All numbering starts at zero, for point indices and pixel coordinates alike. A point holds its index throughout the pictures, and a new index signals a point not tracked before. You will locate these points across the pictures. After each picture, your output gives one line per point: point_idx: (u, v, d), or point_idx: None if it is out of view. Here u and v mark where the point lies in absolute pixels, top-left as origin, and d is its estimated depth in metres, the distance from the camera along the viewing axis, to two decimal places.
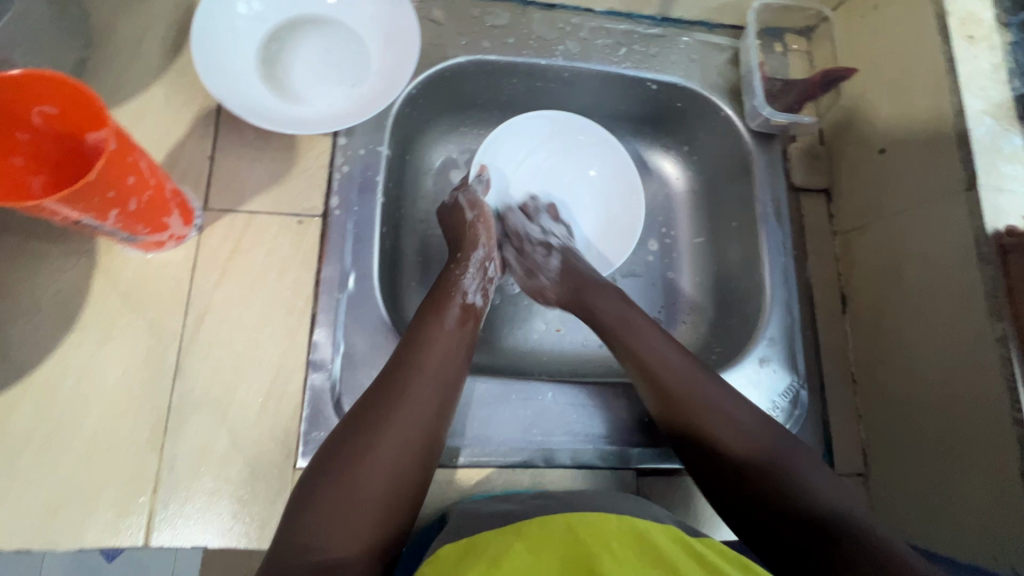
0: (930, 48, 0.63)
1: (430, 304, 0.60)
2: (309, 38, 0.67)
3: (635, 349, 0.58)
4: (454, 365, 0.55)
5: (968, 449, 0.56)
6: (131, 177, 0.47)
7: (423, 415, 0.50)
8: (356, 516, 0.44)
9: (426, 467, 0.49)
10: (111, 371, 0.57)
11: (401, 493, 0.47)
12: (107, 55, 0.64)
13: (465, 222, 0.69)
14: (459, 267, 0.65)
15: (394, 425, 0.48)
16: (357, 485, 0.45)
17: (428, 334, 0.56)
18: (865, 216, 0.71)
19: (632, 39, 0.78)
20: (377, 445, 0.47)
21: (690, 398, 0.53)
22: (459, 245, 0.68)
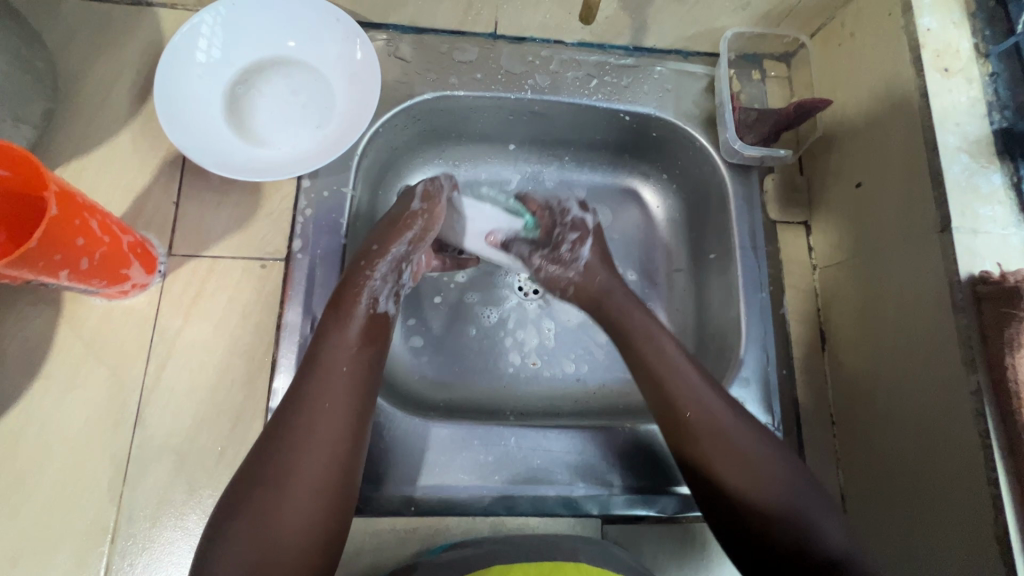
0: (905, 81, 0.60)
1: (332, 315, 0.57)
2: (273, 81, 0.68)
3: (663, 378, 0.59)
4: (357, 392, 0.54)
5: (942, 493, 0.54)
6: (80, 239, 0.48)
7: (324, 455, 0.50)
8: (271, 571, 0.45)
9: (340, 508, 0.50)
10: (73, 419, 0.58)
11: (315, 541, 0.48)
12: (75, 104, 0.65)
13: (391, 218, 0.65)
14: (369, 265, 0.61)
15: (300, 471, 0.48)
16: (268, 538, 0.46)
17: (328, 358, 0.54)
18: (843, 252, 0.68)
19: (604, 70, 0.76)
20: (284, 496, 0.47)
21: (713, 435, 0.55)
22: (379, 238, 0.63)
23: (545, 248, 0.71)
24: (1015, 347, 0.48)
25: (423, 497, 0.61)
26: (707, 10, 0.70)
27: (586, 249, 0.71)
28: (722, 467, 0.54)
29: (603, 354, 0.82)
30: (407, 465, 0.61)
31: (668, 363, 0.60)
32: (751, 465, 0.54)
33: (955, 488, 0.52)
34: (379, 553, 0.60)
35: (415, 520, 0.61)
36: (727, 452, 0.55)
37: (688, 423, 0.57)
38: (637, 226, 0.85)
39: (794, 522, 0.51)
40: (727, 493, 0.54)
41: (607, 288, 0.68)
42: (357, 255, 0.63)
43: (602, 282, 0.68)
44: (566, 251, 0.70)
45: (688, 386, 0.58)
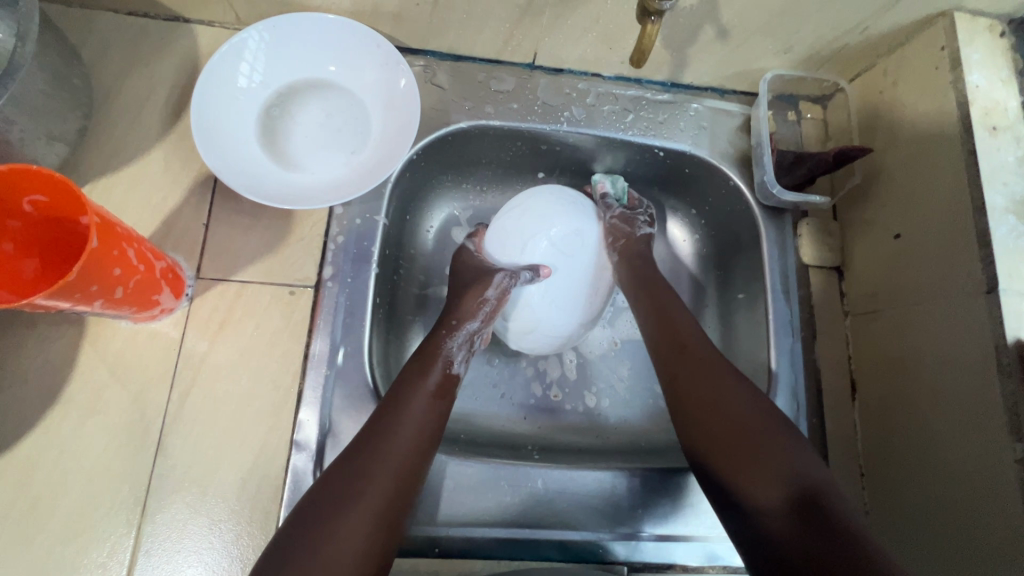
0: (950, 137, 0.60)
1: (415, 365, 0.61)
2: (309, 104, 0.67)
3: (673, 331, 0.65)
4: (423, 433, 0.57)
5: (977, 547, 0.53)
6: (118, 269, 0.47)
7: (387, 488, 0.53)
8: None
9: (387, 543, 0.52)
10: (93, 446, 0.56)
11: (363, 572, 0.49)
12: (107, 121, 0.64)
13: (468, 287, 0.68)
14: (449, 334, 0.65)
15: (365, 499, 0.51)
16: (322, 560, 0.48)
17: (406, 402, 0.58)
18: (877, 301, 0.68)
19: (640, 105, 0.76)
20: (346, 517, 0.50)
21: (704, 372, 0.60)
22: (453, 311, 0.67)
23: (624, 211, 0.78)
24: None
25: (446, 538, 0.60)
26: (749, 53, 0.70)
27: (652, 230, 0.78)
28: (710, 405, 0.58)
29: (624, 389, 0.80)
30: (430, 503, 0.60)
31: (677, 319, 0.66)
32: (735, 402, 0.57)
33: (986, 536, 0.53)
34: None
35: (437, 561, 0.60)
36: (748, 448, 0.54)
37: (689, 366, 0.61)
38: (664, 261, 0.83)
39: (767, 452, 0.53)
40: (711, 434, 0.56)
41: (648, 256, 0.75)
42: (436, 326, 0.67)
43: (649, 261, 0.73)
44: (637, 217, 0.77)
45: (686, 340, 0.64)
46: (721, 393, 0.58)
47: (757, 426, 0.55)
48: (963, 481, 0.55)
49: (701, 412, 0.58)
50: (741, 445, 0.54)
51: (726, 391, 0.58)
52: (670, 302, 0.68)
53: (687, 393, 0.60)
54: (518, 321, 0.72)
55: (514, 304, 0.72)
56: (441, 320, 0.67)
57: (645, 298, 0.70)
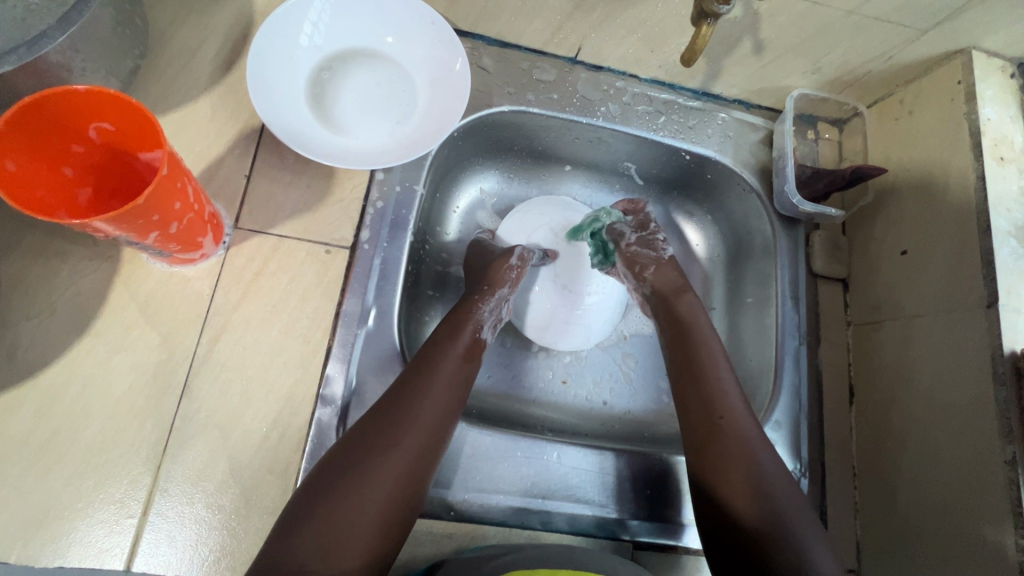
0: (962, 163, 0.65)
1: (447, 326, 0.64)
2: (359, 71, 0.68)
3: (705, 396, 0.61)
4: (450, 404, 0.58)
5: (964, 540, 0.57)
6: (178, 203, 0.48)
7: (417, 442, 0.54)
8: (347, 539, 0.48)
9: (414, 497, 0.53)
10: (119, 382, 0.56)
11: (391, 520, 0.51)
12: (158, 65, 0.64)
13: (499, 256, 0.71)
14: (482, 298, 0.67)
15: (395, 451, 0.53)
16: (353, 503, 0.49)
17: (438, 361, 0.59)
18: (881, 313, 0.72)
19: (672, 109, 0.80)
20: (377, 467, 0.51)
21: (734, 445, 0.58)
22: (486, 278, 0.69)
23: (641, 234, 0.73)
24: None
25: (458, 502, 0.61)
26: (780, 69, 0.74)
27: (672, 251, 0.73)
28: (735, 484, 0.56)
29: (629, 380, 0.82)
30: (447, 468, 0.62)
31: (716, 382, 0.62)
32: (764, 485, 0.56)
33: (972, 532, 0.56)
34: (411, 554, 0.59)
35: (451, 525, 0.60)
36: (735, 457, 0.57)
37: (716, 443, 0.58)
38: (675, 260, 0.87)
39: (795, 551, 0.52)
40: (736, 517, 0.55)
41: (678, 281, 0.70)
42: (469, 292, 0.69)
43: (687, 297, 0.69)
44: (660, 239, 0.72)
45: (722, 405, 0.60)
46: (749, 475, 0.56)
47: (784, 520, 0.54)
48: (954, 479, 0.59)
49: (708, 460, 0.58)
50: (765, 536, 0.53)
51: (758, 479, 0.56)
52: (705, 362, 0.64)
53: (710, 468, 0.58)
54: (532, 297, 0.77)
55: (529, 282, 0.77)
56: (474, 286, 0.69)
57: (675, 356, 0.66)
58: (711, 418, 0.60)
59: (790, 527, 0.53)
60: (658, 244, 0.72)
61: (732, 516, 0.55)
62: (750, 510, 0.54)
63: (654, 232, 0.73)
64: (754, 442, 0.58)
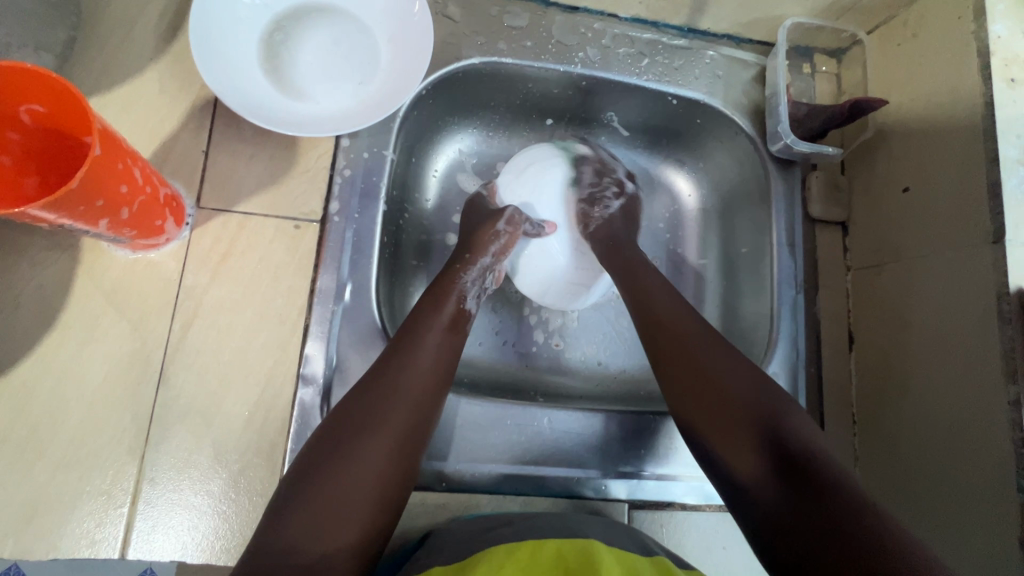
0: (966, 88, 0.60)
1: (431, 298, 0.61)
2: (313, 29, 0.63)
3: (683, 360, 0.55)
4: (437, 376, 0.56)
5: (967, 483, 0.56)
6: (124, 186, 0.46)
7: (404, 415, 0.52)
8: (340, 517, 0.46)
9: (404, 473, 0.51)
10: (92, 375, 0.55)
11: (382, 497, 0.48)
12: (97, 37, 0.60)
13: (481, 224, 0.69)
14: (464, 269, 0.65)
15: (382, 425, 0.51)
16: (341, 487, 0.46)
17: (423, 330, 0.58)
18: (883, 256, 0.69)
19: (656, 50, 0.74)
20: (364, 442, 0.49)
21: (711, 392, 0.52)
22: (468, 246, 0.68)
23: (589, 191, 0.74)
24: None
25: (451, 474, 0.61)
26: None
27: (621, 202, 0.76)
28: (740, 457, 0.49)
29: (624, 339, 0.79)
30: (438, 440, 0.61)
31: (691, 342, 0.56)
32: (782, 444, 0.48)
33: (975, 473, 0.55)
34: (405, 528, 0.59)
35: (443, 497, 0.60)
36: (722, 418, 0.51)
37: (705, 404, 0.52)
38: (667, 212, 0.83)
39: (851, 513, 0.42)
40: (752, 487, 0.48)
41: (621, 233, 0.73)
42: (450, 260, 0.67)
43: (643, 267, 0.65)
44: (604, 200, 0.75)
45: (693, 349, 0.55)
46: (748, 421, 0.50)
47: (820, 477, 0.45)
48: (962, 421, 0.57)
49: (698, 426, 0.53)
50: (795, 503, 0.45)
51: (764, 431, 0.49)
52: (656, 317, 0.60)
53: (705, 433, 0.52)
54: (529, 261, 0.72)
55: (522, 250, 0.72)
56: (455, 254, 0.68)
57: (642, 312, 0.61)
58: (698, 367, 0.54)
59: (828, 487, 0.44)
60: (603, 202, 0.75)
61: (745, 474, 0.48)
62: (766, 477, 0.47)
63: (602, 190, 0.75)
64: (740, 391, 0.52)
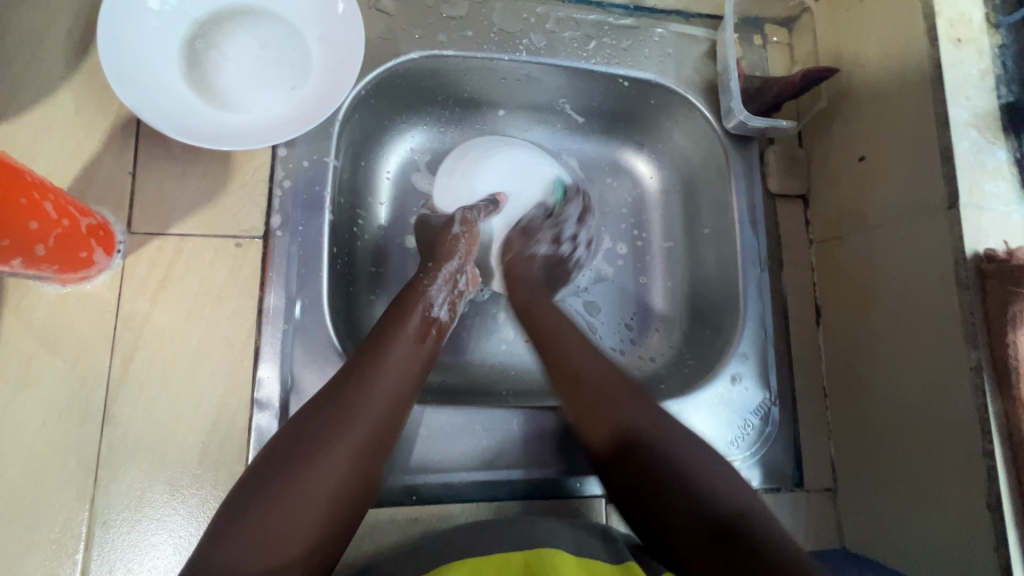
0: (914, 51, 0.59)
1: (394, 310, 0.58)
2: (237, 34, 0.59)
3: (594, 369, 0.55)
4: (405, 387, 0.53)
5: (937, 450, 0.55)
6: (34, 222, 0.43)
7: (369, 428, 0.48)
8: (290, 534, 0.41)
9: (364, 488, 0.47)
10: (30, 420, 0.52)
11: (338, 512, 0.45)
12: (2, 59, 0.56)
13: (442, 229, 0.68)
14: (428, 277, 0.63)
15: (344, 436, 0.46)
16: (294, 501, 0.42)
17: (389, 342, 0.54)
18: (844, 227, 0.68)
19: (603, 31, 0.72)
20: (322, 455, 0.45)
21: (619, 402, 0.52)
22: (432, 254, 0.66)
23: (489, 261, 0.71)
24: (1017, 324, 0.49)
25: (422, 487, 0.59)
26: None
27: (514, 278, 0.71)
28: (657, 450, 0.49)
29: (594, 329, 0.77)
30: (405, 453, 0.59)
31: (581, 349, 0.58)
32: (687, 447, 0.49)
33: (944, 440, 0.55)
34: (378, 546, 0.57)
35: (415, 510, 0.59)
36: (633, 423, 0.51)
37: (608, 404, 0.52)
38: (628, 197, 0.82)
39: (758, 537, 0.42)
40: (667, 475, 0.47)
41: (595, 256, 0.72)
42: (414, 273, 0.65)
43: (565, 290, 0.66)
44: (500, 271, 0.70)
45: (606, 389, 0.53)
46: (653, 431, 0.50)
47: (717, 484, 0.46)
48: (937, 382, 0.56)
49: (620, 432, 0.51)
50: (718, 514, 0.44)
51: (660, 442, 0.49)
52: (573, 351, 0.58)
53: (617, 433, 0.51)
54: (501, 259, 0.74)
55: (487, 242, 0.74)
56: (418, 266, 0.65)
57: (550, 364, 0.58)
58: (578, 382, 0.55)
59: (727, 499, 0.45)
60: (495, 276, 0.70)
61: (654, 483, 0.47)
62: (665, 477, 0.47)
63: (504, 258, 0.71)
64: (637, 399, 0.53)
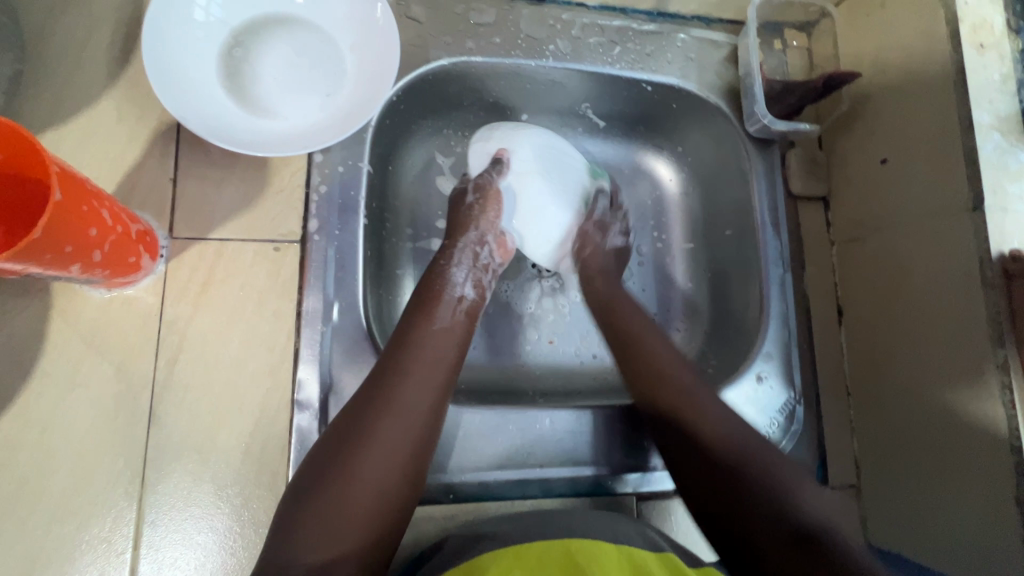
0: (937, 55, 0.60)
1: (422, 297, 0.59)
2: (274, 42, 0.61)
3: (655, 365, 0.58)
4: (439, 378, 0.52)
5: (963, 441, 0.57)
6: (93, 230, 0.44)
7: (407, 424, 0.48)
8: (340, 533, 0.43)
9: (410, 483, 0.47)
10: (79, 421, 0.53)
11: (385, 509, 0.45)
12: (46, 68, 0.57)
13: (457, 205, 0.69)
14: (446, 257, 0.64)
15: (383, 434, 0.47)
16: (339, 503, 0.43)
17: (418, 334, 0.54)
18: (865, 228, 0.70)
19: (626, 36, 0.73)
20: (364, 456, 0.45)
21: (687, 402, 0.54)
22: (449, 232, 0.67)
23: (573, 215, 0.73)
24: None
25: (457, 485, 0.61)
26: None
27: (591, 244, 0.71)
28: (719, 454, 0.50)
29: None
30: (440, 452, 0.60)
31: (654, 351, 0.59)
32: (748, 449, 0.50)
33: (971, 431, 0.56)
34: (416, 540, 0.59)
35: (452, 507, 0.60)
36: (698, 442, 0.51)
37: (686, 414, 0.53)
38: (649, 199, 0.83)
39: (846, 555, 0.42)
40: (732, 480, 0.48)
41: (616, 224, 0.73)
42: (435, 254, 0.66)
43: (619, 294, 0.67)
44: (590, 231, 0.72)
45: (688, 394, 0.55)
46: (743, 452, 0.49)
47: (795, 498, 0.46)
48: (963, 376, 0.57)
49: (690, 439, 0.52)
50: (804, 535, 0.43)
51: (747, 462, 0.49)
52: (662, 349, 0.59)
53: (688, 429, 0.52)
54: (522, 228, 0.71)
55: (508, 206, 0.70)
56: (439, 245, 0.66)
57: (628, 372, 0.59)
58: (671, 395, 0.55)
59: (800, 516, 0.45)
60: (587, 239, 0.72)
61: (724, 474, 0.49)
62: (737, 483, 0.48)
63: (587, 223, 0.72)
64: (714, 407, 0.54)
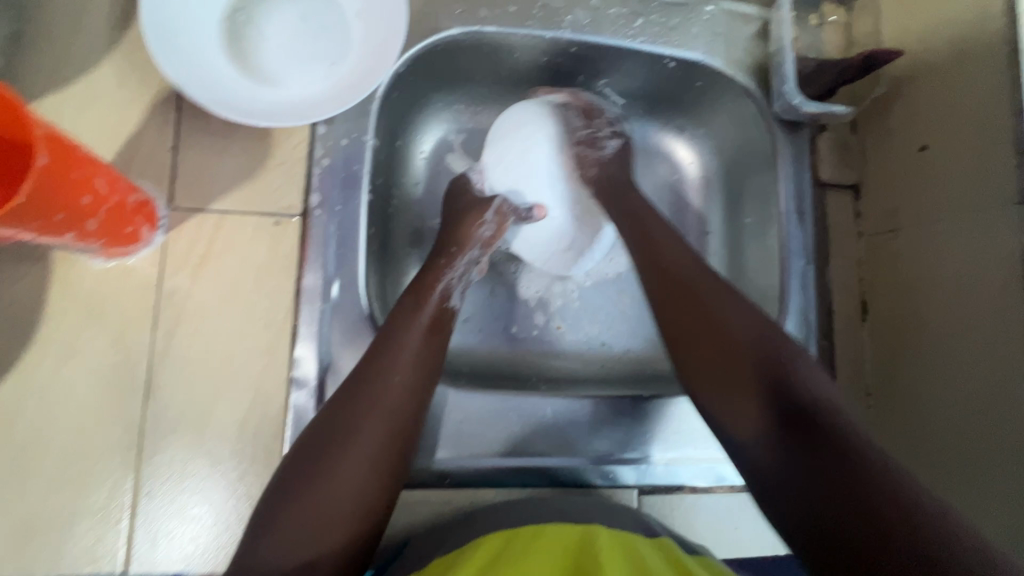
0: (989, 32, 0.55)
1: (411, 297, 0.56)
2: (278, 7, 0.58)
3: (678, 294, 0.56)
4: (422, 378, 0.51)
5: (991, 452, 0.53)
6: (86, 197, 0.43)
7: (385, 426, 0.47)
8: (320, 529, 0.42)
9: (389, 484, 0.47)
10: (77, 390, 0.53)
11: (365, 509, 0.45)
12: (47, 30, 0.56)
13: (468, 214, 0.65)
14: (449, 262, 0.61)
15: (362, 435, 0.46)
16: (316, 504, 0.43)
17: (400, 331, 0.52)
18: (898, 220, 0.65)
19: (650, 8, 0.69)
20: (342, 457, 0.45)
21: (713, 330, 0.52)
22: (455, 241, 0.64)
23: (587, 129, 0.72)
24: None
25: (452, 470, 0.59)
26: None
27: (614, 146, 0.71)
28: (743, 403, 0.48)
29: (625, 317, 0.74)
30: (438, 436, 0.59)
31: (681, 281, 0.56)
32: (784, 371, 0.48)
33: (998, 442, 0.53)
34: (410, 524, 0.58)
35: (447, 491, 0.59)
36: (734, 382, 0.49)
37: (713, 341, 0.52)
38: (667, 181, 0.78)
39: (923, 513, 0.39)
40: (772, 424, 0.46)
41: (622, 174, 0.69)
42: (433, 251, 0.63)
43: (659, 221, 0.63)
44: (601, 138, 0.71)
45: (707, 324, 0.53)
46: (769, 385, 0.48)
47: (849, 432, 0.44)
48: (996, 381, 0.54)
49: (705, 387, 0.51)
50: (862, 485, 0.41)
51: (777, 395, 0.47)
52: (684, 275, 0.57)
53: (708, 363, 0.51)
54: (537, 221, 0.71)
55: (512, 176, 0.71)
56: (439, 246, 0.63)
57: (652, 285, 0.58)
58: (707, 365, 0.52)
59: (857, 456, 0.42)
60: (600, 142, 0.71)
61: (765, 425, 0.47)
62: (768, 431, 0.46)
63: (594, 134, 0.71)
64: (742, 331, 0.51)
